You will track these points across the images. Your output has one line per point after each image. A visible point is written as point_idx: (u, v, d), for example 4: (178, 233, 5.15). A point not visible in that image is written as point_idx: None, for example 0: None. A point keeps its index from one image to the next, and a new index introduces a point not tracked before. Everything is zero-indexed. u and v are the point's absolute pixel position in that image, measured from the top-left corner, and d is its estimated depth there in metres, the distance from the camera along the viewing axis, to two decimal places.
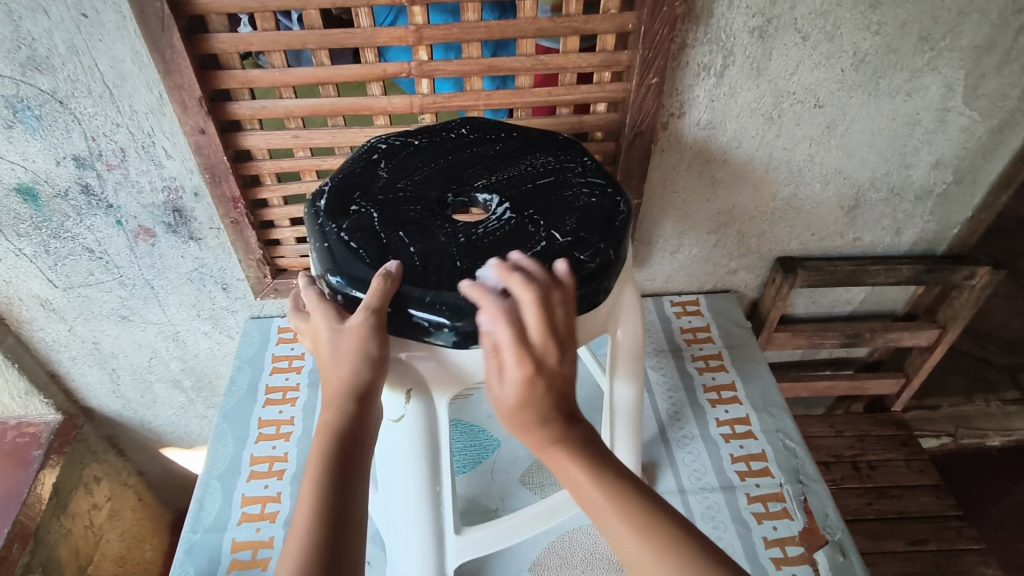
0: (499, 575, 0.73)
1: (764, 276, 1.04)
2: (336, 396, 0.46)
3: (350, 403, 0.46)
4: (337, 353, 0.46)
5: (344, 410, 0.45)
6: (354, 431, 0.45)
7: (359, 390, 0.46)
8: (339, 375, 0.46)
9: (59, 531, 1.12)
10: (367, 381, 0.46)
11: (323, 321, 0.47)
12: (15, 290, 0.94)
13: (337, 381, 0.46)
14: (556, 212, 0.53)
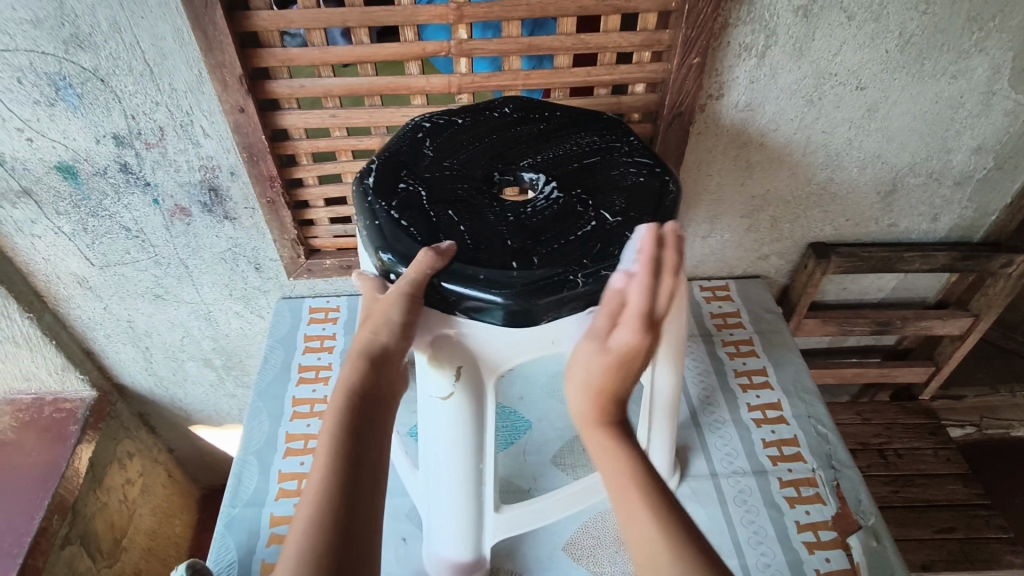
0: (532, 553, 0.74)
1: (795, 262, 1.03)
2: (358, 356, 0.48)
3: (368, 364, 0.48)
4: (366, 319, 0.49)
5: (365, 371, 0.47)
6: (372, 390, 0.47)
7: (380, 353, 0.48)
8: (363, 338, 0.48)
9: (96, 504, 1.14)
10: (386, 344, 0.47)
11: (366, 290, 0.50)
12: (54, 267, 0.96)
13: (360, 342, 0.49)
14: (604, 192, 0.53)
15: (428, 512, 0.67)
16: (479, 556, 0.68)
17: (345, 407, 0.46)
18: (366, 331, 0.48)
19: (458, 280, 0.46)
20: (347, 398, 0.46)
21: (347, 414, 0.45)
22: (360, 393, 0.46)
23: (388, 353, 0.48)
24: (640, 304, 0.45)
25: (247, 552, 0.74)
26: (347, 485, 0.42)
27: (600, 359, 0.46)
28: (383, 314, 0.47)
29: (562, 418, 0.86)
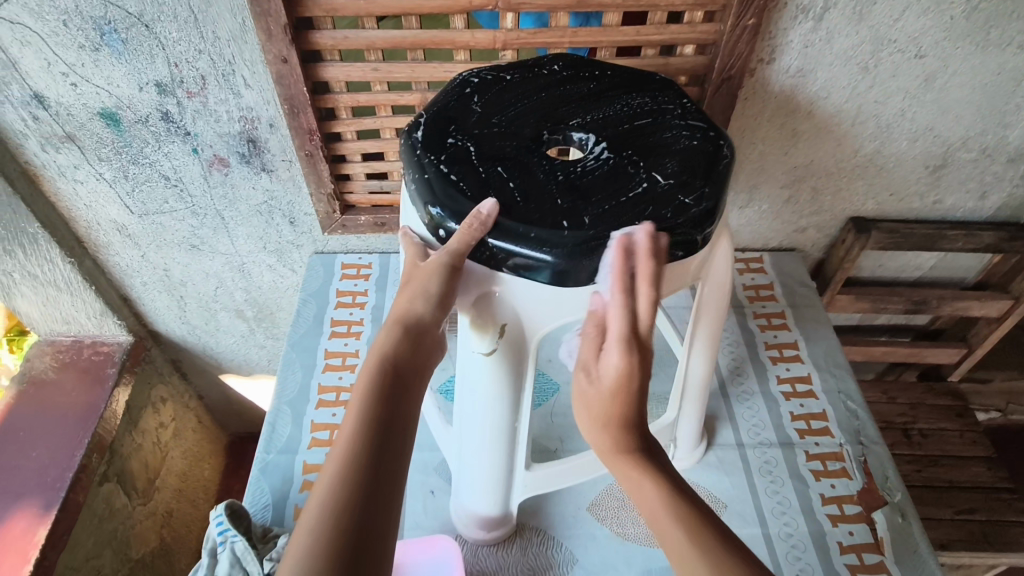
0: (558, 511, 0.75)
1: (833, 237, 1.01)
2: (394, 325, 0.49)
3: (403, 334, 0.48)
4: (403, 291, 0.50)
5: (399, 341, 0.48)
6: (408, 355, 0.47)
7: (415, 325, 0.49)
8: (401, 308, 0.49)
9: (133, 445, 1.17)
10: (422, 313, 0.49)
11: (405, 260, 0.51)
12: (94, 214, 0.97)
13: (396, 313, 0.50)
14: (655, 155, 0.52)
15: (457, 466, 0.68)
16: (507, 511, 0.70)
17: (377, 370, 0.46)
18: (402, 304, 0.50)
19: (508, 237, 0.46)
20: (381, 361, 0.46)
21: (380, 376, 0.45)
22: (393, 359, 0.47)
23: (422, 326, 0.49)
24: (618, 326, 0.48)
25: (281, 497, 0.77)
26: (376, 442, 0.42)
27: (603, 416, 0.49)
28: (422, 283, 0.48)
29: None
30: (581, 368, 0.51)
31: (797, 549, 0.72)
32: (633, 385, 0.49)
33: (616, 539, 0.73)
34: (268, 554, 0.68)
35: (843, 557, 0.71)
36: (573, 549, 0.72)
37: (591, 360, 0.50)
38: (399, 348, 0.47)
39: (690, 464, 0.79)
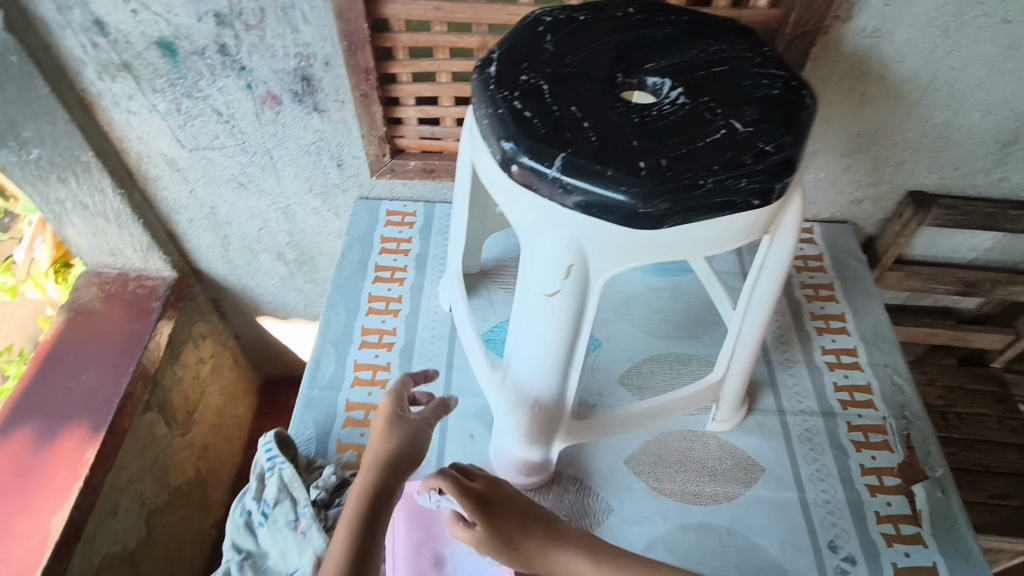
0: (596, 464, 0.76)
1: (889, 211, 0.98)
2: (375, 461, 0.57)
3: (386, 466, 0.56)
4: (377, 438, 0.58)
5: (381, 475, 0.55)
6: (389, 484, 0.55)
7: (394, 461, 0.56)
8: (383, 446, 0.58)
9: (174, 377, 1.20)
10: (400, 452, 0.57)
11: (382, 417, 0.61)
12: (146, 146, 0.98)
13: (378, 450, 0.58)
14: (734, 102, 0.50)
15: (500, 411, 0.68)
16: (546, 457, 0.70)
17: (361, 504, 0.53)
18: (377, 445, 0.58)
19: (582, 175, 0.45)
20: (366, 489, 0.54)
21: (364, 511, 0.53)
22: (376, 493, 0.54)
23: (400, 465, 0.57)
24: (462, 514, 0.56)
25: (325, 431, 0.78)
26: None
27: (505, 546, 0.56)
28: (400, 435, 0.58)
29: (631, 341, 0.87)
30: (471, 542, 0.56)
31: (833, 515, 0.72)
32: (512, 517, 0.57)
33: (652, 494, 0.74)
34: (313, 482, 0.70)
35: (879, 526, 0.71)
36: (609, 499, 0.73)
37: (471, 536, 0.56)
38: (380, 482, 0.55)
39: (730, 426, 0.79)
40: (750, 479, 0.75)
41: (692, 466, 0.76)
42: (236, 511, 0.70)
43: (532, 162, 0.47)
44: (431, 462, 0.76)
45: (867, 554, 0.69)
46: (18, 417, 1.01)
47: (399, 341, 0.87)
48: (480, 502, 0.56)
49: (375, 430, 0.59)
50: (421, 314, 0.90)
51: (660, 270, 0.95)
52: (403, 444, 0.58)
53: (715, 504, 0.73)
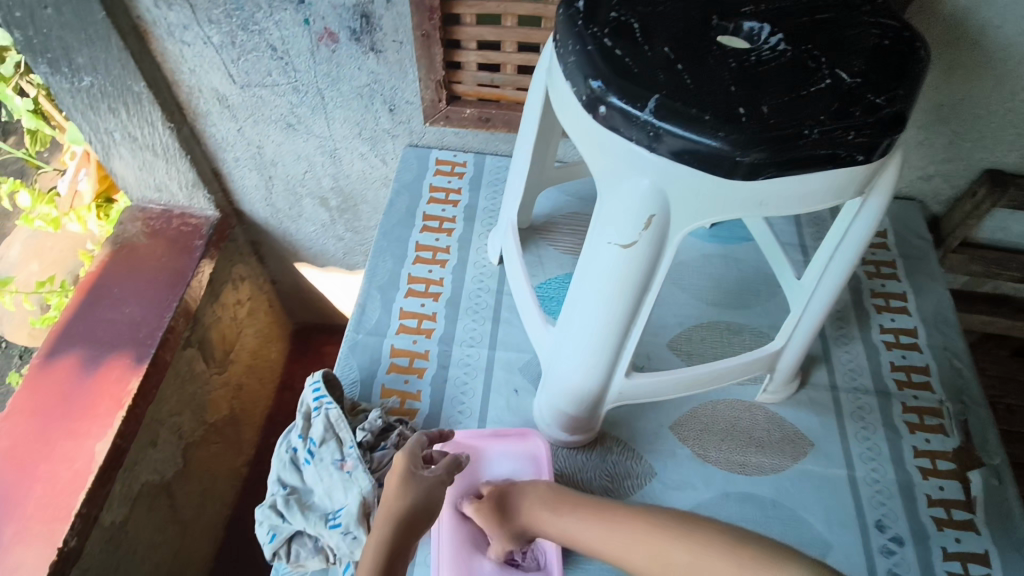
0: (641, 427, 0.75)
1: (961, 189, 0.93)
2: (389, 517, 0.52)
3: (400, 525, 0.52)
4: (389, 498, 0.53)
5: (394, 533, 0.51)
6: (401, 549, 0.51)
7: (410, 517, 0.52)
8: (400, 503, 0.53)
9: (213, 316, 1.19)
10: (416, 511, 0.53)
11: (398, 470, 0.55)
12: (197, 80, 0.97)
13: (393, 505, 0.52)
14: (840, 51, 0.47)
15: (550, 366, 0.67)
16: (593, 417, 0.69)
17: (375, 566, 0.49)
18: (390, 503, 0.53)
19: (677, 118, 0.42)
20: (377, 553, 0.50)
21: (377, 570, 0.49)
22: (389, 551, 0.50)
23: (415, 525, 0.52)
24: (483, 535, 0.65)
25: (370, 375, 0.78)
26: None
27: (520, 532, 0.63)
28: (418, 494, 0.53)
29: (682, 307, 0.85)
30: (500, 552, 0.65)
31: (882, 495, 0.70)
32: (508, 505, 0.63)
33: (697, 460, 0.73)
34: (359, 425, 0.70)
35: (929, 509, 0.70)
36: (653, 463, 0.73)
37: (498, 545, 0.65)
38: (394, 536, 0.51)
39: (779, 399, 0.77)
40: (798, 453, 0.73)
41: (739, 436, 0.74)
42: (281, 447, 0.70)
43: (621, 103, 0.44)
44: (473, 414, 0.76)
45: (915, 536, 0.68)
46: (62, 342, 1.00)
47: (445, 292, 0.86)
48: (491, 490, 0.65)
49: (389, 490, 0.54)
50: (469, 266, 0.89)
51: (714, 237, 0.92)
52: (419, 503, 0.53)
53: (761, 476, 0.72)
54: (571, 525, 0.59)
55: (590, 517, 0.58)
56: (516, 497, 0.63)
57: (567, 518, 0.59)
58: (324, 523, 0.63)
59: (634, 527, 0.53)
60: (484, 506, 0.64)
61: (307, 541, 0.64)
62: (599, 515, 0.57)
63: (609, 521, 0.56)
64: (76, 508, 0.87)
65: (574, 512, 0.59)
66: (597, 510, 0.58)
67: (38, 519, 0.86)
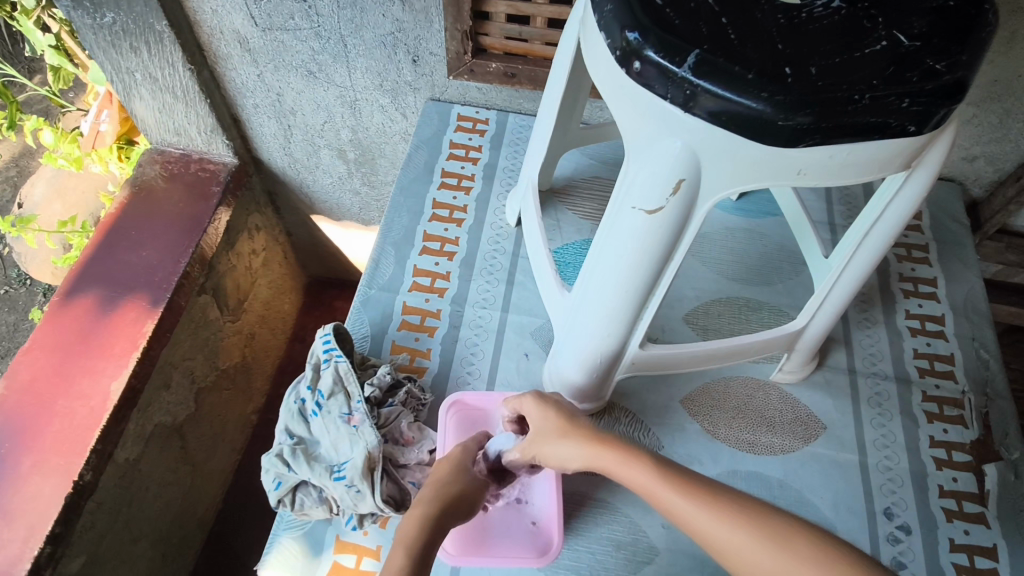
0: (652, 398, 0.74)
1: (1003, 174, 0.90)
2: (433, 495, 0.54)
3: (446, 503, 0.54)
4: (439, 477, 0.57)
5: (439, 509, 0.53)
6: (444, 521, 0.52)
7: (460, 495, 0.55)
8: (448, 486, 0.56)
9: (229, 264, 1.19)
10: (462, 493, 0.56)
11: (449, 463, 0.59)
12: (219, 21, 0.94)
13: (440, 486, 0.55)
14: (899, 11, 0.44)
15: (564, 331, 0.65)
16: (604, 385, 0.68)
17: (426, 524, 0.51)
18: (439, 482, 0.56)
19: (719, 75, 0.39)
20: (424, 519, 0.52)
21: (429, 525, 0.51)
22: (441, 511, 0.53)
23: (464, 496, 0.55)
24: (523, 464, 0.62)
25: (380, 331, 0.78)
26: None
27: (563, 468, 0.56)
28: (466, 481, 0.57)
29: (701, 280, 0.83)
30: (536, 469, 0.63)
31: (893, 483, 0.69)
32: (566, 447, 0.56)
33: (705, 436, 0.72)
34: (368, 380, 0.69)
35: (940, 500, 0.68)
36: (660, 436, 0.72)
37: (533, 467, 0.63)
38: (445, 502, 0.54)
39: (795, 379, 0.75)
40: (809, 435, 0.72)
41: (751, 415, 0.73)
42: (290, 397, 0.69)
43: (659, 57, 0.41)
44: (482, 375, 0.75)
45: (924, 526, 0.67)
46: (81, 281, 1.00)
47: (460, 252, 0.85)
48: (565, 408, 0.58)
49: (441, 472, 0.57)
50: (486, 226, 0.87)
51: (739, 210, 0.90)
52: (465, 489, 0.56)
53: (770, 456, 0.71)
54: (637, 477, 0.50)
55: (665, 476, 0.49)
56: (596, 433, 0.55)
57: (638, 467, 0.51)
58: (328, 475, 0.63)
59: (714, 505, 0.46)
60: (558, 417, 0.57)
61: (312, 491, 0.64)
62: (672, 477, 0.49)
63: (683, 486, 0.48)
64: (91, 445, 0.89)
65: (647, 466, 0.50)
66: (675, 472, 0.49)
67: (55, 452, 0.88)
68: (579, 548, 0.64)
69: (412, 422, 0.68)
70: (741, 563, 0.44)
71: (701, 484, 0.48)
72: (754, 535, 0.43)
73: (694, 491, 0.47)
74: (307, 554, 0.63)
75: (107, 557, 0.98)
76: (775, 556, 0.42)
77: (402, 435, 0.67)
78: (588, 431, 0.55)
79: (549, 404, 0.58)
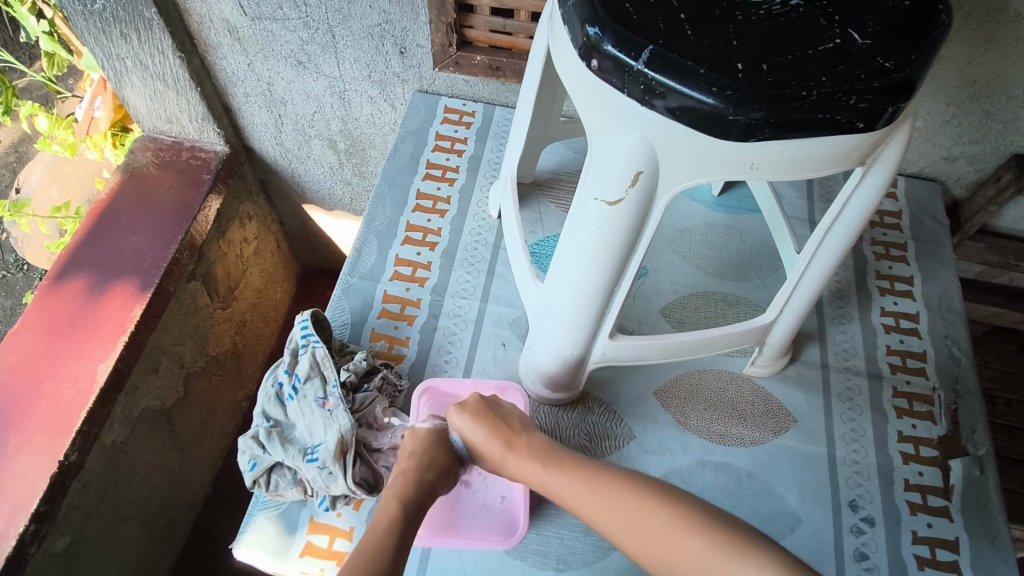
0: (626, 390, 0.75)
1: (985, 174, 0.91)
2: (425, 451, 0.62)
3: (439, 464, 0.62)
4: (417, 436, 0.64)
5: (432, 468, 0.61)
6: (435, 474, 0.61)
7: (442, 466, 0.62)
8: (439, 449, 0.63)
9: (219, 252, 1.20)
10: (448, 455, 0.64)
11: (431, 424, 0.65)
12: (208, 9, 0.95)
13: (430, 443, 0.63)
14: (855, 11, 0.45)
15: (537, 322, 0.66)
16: (576, 376, 0.69)
17: (420, 475, 0.60)
18: (419, 442, 0.63)
19: (674, 70, 0.41)
20: (421, 471, 0.60)
21: (417, 480, 0.59)
22: (426, 469, 0.61)
23: (447, 459, 0.63)
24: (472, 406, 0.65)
25: (360, 319, 0.79)
26: (405, 532, 0.55)
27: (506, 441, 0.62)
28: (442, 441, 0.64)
29: (680, 274, 0.84)
30: (478, 408, 0.65)
31: (859, 476, 0.70)
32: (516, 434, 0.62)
33: (676, 427, 0.73)
34: (345, 365, 0.70)
35: (905, 494, 0.69)
36: (632, 426, 0.73)
37: (483, 412, 0.64)
38: (429, 464, 0.61)
39: (768, 373, 0.76)
40: (779, 428, 0.73)
41: (722, 407, 0.74)
42: (268, 381, 0.71)
43: (618, 54, 0.42)
44: (459, 363, 0.76)
45: (888, 519, 0.68)
46: (71, 266, 1.01)
47: (442, 243, 0.86)
48: (486, 408, 0.65)
49: (418, 434, 0.64)
50: (468, 217, 0.88)
51: (720, 206, 0.91)
52: (446, 451, 0.63)
53: (739, 447, 0.72)
54: (556, 483, 0.58)
55: (548, 465, 0.59)
56: (516, 434, 0.62)
57: (546, 473, 0.59)
58: (301, 457, 0.64)
59: (580, 477, 0.57)
60: (480, 425, 0.63)
61: (287, 473, 0.65)
62: (563, 466, 0.58)
63: (591, 485, 0.56)
64: (77, 425, 0.90)
65: (543, 461, 0.59)
66: (561, 463, 0.59)
67: (42, 432, 0.89)
68: (547, 532, 0.65)
69: (387, 408, 0.70)
70: (600, 519, 0.54)
71: (564, 463, 0.59)
72: (604, 493, 0.55)
73: (565, 467, 0.58)
74: (282, 533, 0.64)
75: (93, 537, 0.99)
76: (631, 509, 0.53)
77: (376, 419, 0.68)
78: (507, 433, 0.62)
79: (492, 407, 0.65)
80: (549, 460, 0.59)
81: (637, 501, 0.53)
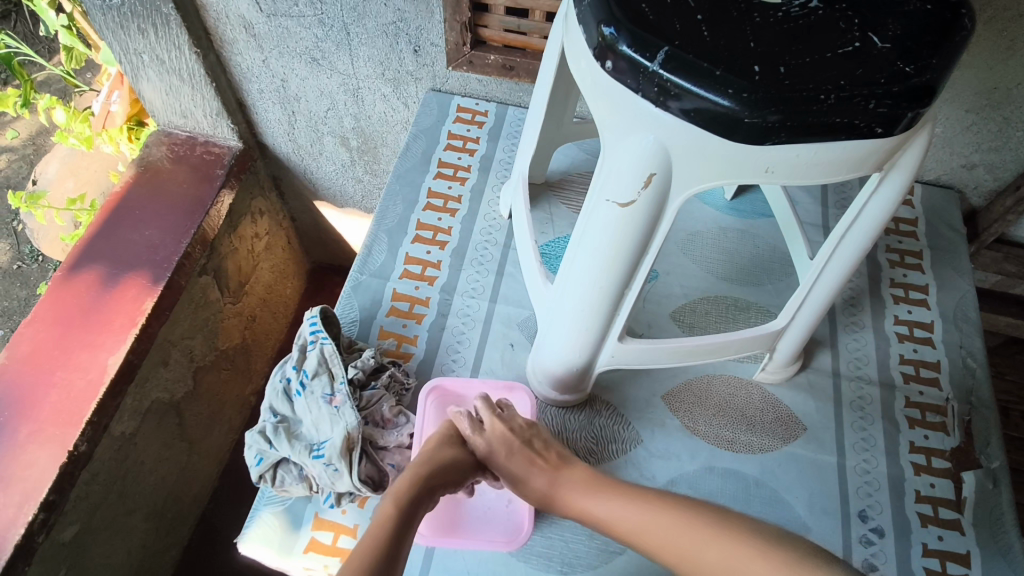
0: (635, 393, 0.75)
1: (1003, 182, 0.90)
2: (430, 455, 0.61)
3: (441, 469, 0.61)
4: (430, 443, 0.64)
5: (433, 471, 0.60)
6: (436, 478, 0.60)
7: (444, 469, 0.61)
8: (443, 453, 0.62)
9: (231, 246, 1.20)
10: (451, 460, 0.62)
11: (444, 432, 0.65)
12: (225, 5, 0.95)
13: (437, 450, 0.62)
14: (875, 13, 0.45)
15: (546, 323, 0.66)
16: (584, 378, 0.68)
17: (420, 476, 0.59)
18: (429, 447, 0.63)
19: (690, 71, 0.40)
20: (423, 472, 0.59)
21: (418, 482, 0.58)
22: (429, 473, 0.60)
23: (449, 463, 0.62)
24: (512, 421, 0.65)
25: (369, 316, 0.79)
26: (400, 531, 0.53)
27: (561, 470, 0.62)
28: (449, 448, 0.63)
29: (691, 278, 0.83)
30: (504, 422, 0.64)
31: (870, 486, 0.69)
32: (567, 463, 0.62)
33: (684, 432, 0.72)
34: (352, 362, 0.71)
35: (916, 505, 0.68)
36: (640, 430, 0.72)
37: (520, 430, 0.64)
38: (433, 468, 0.60)
39: (778, 380, 0.76)
40: (789, 435, 0.72)
41: (731, 413, 0.74)
42: (276, 376, 0.71)
43: (633, 54, 0.42)
44: (467, 363, 0.76)
45: (897, 530, 0.67)
46: (84, 258, 1.02)
47: (452, 241, 0.86)
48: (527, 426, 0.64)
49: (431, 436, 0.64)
50: (479, 216, 0.88)
51: (733, 210, 0.90)
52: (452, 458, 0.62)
53: (748, 454, 0.71)
54: (615, 512, 0.58)
55: (609, 496, 0.59)
56: (565, 463, 0.62)
57: (598, 498, 0.59)
58: (307, 453, 0.64)
59: (643, 507, 0.56)
60: (526, 447, 0.63)
61: (292, 468, 0.65)
62: (626, 496, 0.58)
63: (657, 515, 0.55)
64: (87, 416, 0.91)
65: (600, 492, 0.59)
66: (622, 492, 0.59)
67: (53, 422, 0.90)
68: (552, 535, 0.65)
69: (393, 406, 0.70)
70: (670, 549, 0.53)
71: (627, 493, 0.58)
72: (673, 523, 0.54)
73: (629, 498, 0.58)
74: (287, 528, 0.64)
75: (100, 527, 1.00)
76: (703, 541, 0.52)
77: (383, 417, 0.69)
78: (555, 460, 0.62)
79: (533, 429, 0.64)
80: (611, 490, 0.59)
81: (711, 533, 0.52)
